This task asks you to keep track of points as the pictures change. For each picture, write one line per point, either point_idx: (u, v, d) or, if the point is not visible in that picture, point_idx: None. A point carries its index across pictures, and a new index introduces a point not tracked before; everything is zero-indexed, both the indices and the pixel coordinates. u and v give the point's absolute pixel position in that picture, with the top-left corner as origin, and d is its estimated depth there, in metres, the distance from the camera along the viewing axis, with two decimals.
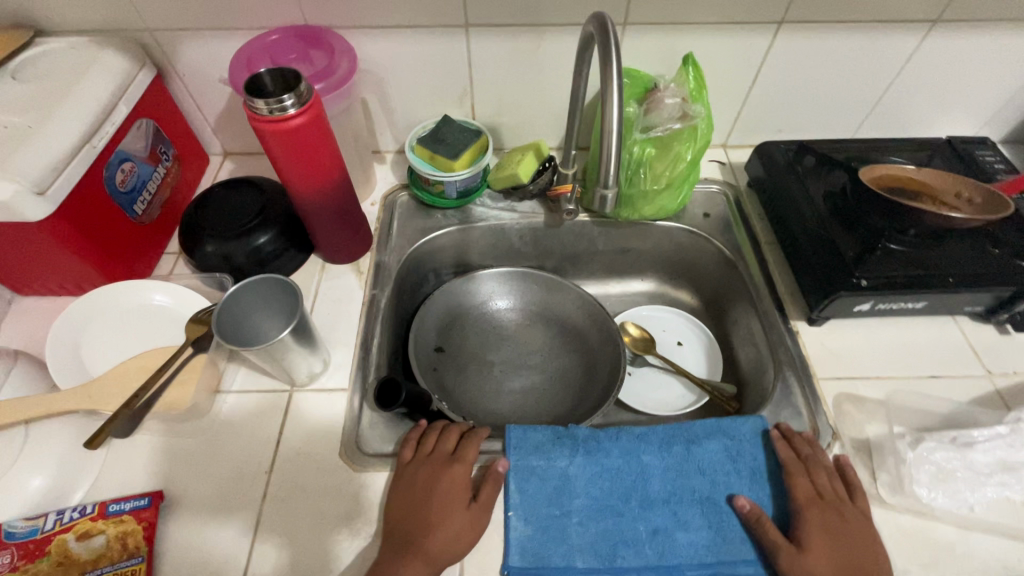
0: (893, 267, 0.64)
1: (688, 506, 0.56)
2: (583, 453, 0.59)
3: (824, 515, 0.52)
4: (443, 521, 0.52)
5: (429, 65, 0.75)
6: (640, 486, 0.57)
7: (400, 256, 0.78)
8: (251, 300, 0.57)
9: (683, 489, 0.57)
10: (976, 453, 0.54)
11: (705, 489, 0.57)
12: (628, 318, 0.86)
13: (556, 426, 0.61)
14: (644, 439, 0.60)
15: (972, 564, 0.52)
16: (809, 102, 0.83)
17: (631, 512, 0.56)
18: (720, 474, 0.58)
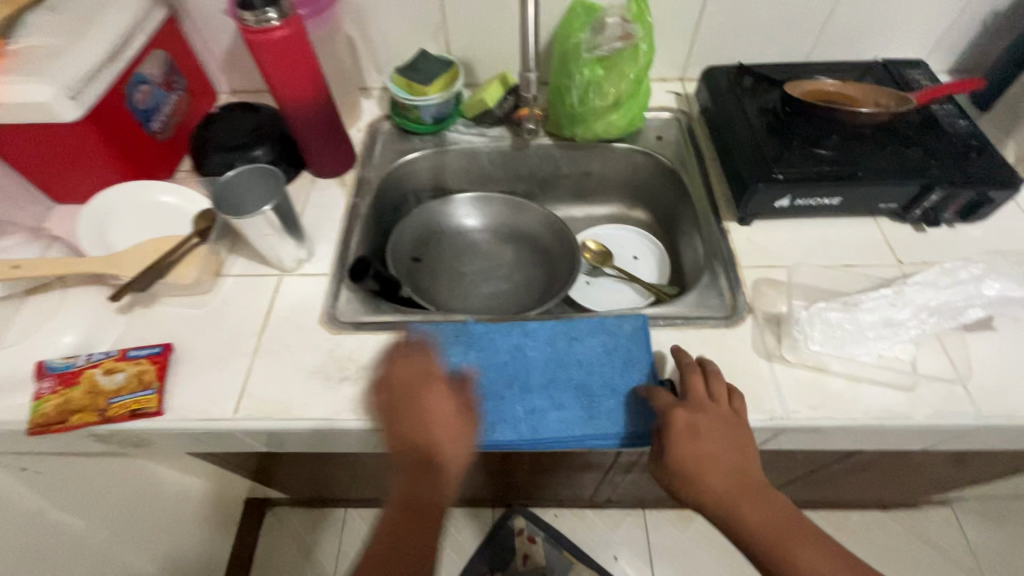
0: (809, 164, 0.71)
1: (563, 392, 0.64)
2: (475, 347, 0.67)
3: (711, 431, 0.56)
4: (455, 437, 0.58)
5: (405, 0, 0.85)
6: (523, 375, 0.66)
7: (381, 172, 0.88)
8: (247, 180, 0.68)
9: (561, 377, 0.65)
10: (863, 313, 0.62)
11: (580, 378, 0.65)
12: (589, 235, 0.95)
13: (457, 324, 0.69)
14: (531, 336, 0.68)
15: (856, 408, 0.60)
16: (755, 33, 0.90)
17: (513, 396, 0.64)
18: (597, 366, 0.66)
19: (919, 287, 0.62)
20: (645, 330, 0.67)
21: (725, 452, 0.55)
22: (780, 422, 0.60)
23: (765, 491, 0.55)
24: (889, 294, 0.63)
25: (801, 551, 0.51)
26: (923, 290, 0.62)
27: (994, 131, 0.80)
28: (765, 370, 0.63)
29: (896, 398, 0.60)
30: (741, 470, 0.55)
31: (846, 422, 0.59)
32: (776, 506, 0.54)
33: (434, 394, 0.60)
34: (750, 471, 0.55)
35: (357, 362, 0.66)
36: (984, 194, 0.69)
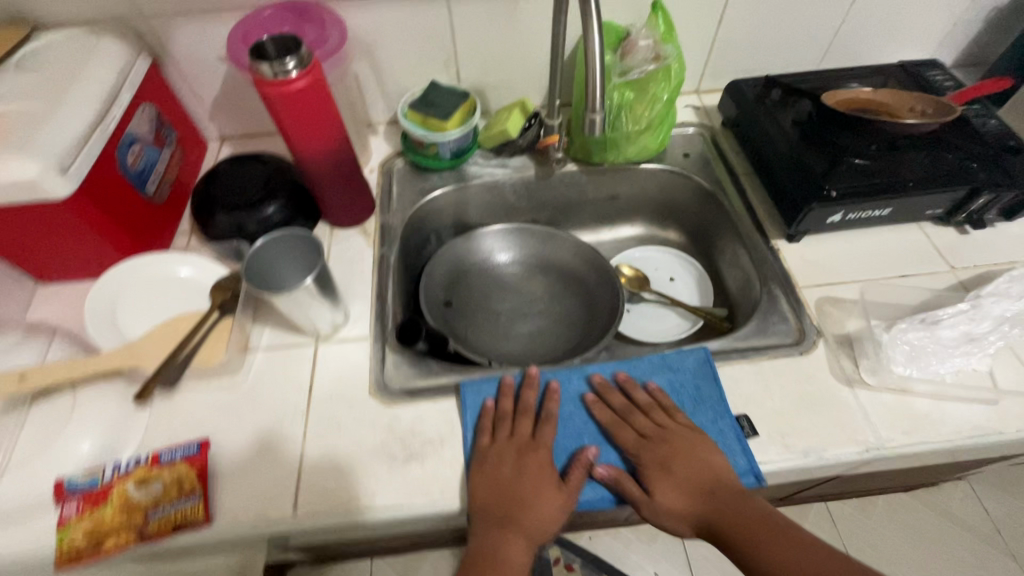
0: (860, 177, 0.70)
1: None
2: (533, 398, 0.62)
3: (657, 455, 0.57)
4: (544, 494, 0.55)
5: (414, 32, 0.79)
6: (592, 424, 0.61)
7: (403, 216, 0.82)
8: (283, 250, 0.62)
9: None
10: (942, 329, 0.61)
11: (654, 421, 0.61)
12: (622, 260, 0.93)
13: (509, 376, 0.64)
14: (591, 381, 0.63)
15: (946, 428, 0.59)
16: (771, 42, 0.88)
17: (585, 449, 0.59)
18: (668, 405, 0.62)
19: (991, 297, 0.62)
20: (711, 364, 0.63)
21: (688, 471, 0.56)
22: (875, 451, 0.58)
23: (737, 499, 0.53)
24: (966, 310, 0.61)
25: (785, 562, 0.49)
26: (996, 300, 0.62)
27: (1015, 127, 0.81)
28: (848, 397, 0.62)
29: (985, 414, 0.59)
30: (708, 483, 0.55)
31: (940, 444, 0.58)
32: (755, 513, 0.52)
33: (523, 449, 0.57)
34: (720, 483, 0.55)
35: (422, 434, 0.60)
36: None
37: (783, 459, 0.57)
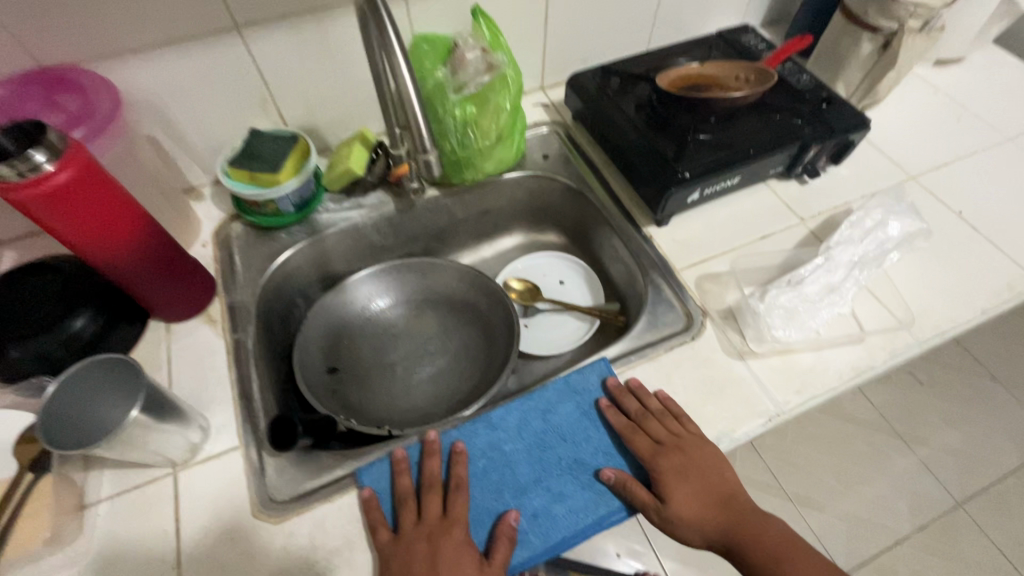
0: (706, 153, 0.72)
1: (559, 477, 0.56)
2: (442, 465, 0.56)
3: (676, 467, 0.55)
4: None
5: (211, 79, 0.68)
6: (509, 476, 0.56)
7: (254, 289, 0.71)
8: (102, 381, 0.50)
9: (550, 461, 0.57)
10: (806, 287, 0.65)
11: (571, 453, 0.57)
12: (509, 275, 0.89)
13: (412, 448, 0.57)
14: (499, 428, 0.59)
15: (829, 377, 0.62)
16: (599, 29, 0.88)
17: (507, 505, 0.54)
18: (583, 432, 0.59)
19: (838, 248, 0.66)
20: (613, 375, 0.62)
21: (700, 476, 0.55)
22: (777, 419, 0.60)
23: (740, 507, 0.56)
24: (820, 265, 0.65)
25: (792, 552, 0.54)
26: (844, 247, 0.66)
27: (824, 76, 0.88)
28: (743, 371, 0.63)
29: (857, 354, 0.64)
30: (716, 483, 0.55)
31: (827, 393, 0.62)
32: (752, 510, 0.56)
33: (435, 532, 0.51)
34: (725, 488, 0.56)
35: (325, 545, 0.53)
36: (847, 138, 0.76)
37: None
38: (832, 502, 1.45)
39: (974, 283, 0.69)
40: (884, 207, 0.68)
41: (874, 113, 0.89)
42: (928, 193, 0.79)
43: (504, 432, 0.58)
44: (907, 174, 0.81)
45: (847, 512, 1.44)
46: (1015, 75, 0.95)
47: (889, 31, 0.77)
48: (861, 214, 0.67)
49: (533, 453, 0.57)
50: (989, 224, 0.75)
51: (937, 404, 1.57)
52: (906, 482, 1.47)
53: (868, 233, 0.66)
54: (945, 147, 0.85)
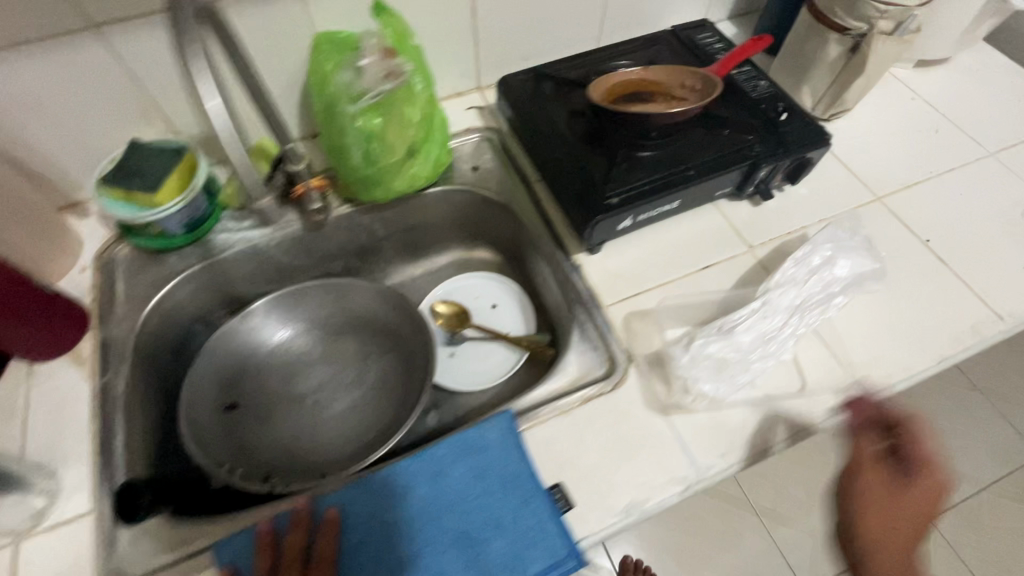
0: (640, 175, 0.63)
1: (441, 551, 0.50)
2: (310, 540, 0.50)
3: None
4: None
5: (73, 86, 0.59)
6: (385, 551, 0.50)
7: (133, 323, 0.64)
8: None
9: (433, 532, 0.51)
10: (738, 335, 0.57)
11: (458, 524, 0.51)
12: (437, 297, 0.82)
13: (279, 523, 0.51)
14: (379, 493, 0.52)
15: (760, 435, 0.56)
16: (539, 23, 0.79)
17: None
18: (473, 497, 0.52)
19: (773, 295, 0.58)
20: (513, 427, 0.55)
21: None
22: (695, 486, 0.53)
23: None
24: (755, 311, 0.58)
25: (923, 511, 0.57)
26: (781, 291, 0.58)
27: (789, 79, 0.79)
28: (665, 428, 0.56)
29: (793, 409, 0.57)
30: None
31: (758, 456, 0.55)
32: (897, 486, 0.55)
33: None
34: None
35: None
36: (805, 156, 0.67)
37: (604, 524, 0.52)
38: (799, 516, 1.38)
39: (933, 326, 0.62)
40: (834, 241, 0.60)
41: (844, 122, 0.80)
42: (894, 217, 0.71)
43: (386, 497, 0.52)
44: (872, 195, 0.73)
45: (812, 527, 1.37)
46: (1008, 79, 0.85)
47: (857, 33, 0.68)
48: (807, 249, 0.60)
49: (417, 524, 0.51)
50: (959, 255, 0.67)
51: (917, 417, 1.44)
52: None
53: (815, 274, 0.59)
54: (920, 163, 0.76)
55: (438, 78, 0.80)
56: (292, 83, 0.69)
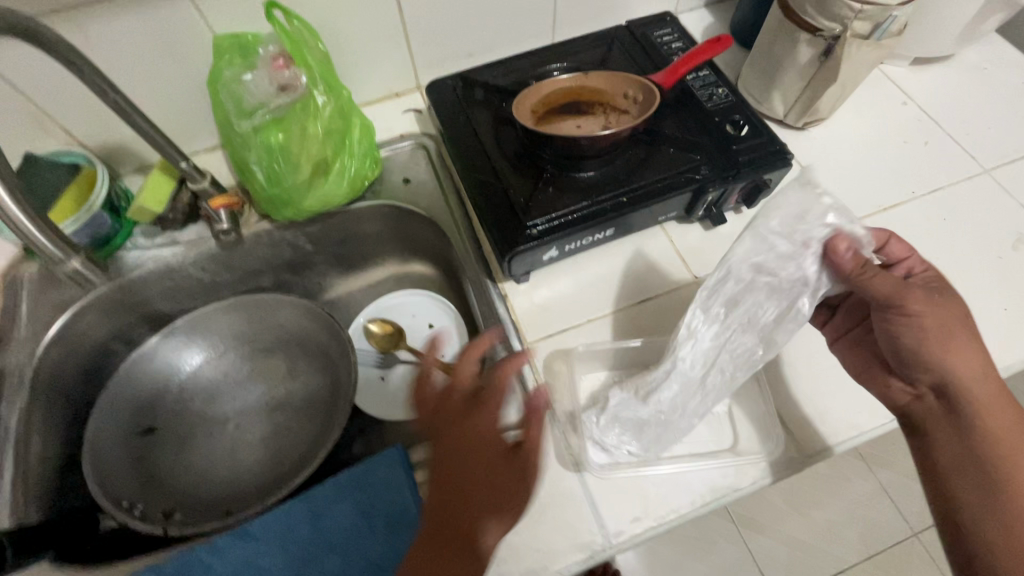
0: (566, 201, 0.57)
1: None
2: None
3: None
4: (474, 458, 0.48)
5: None
6: None
7: (34, 349, 0.62)
8: None
9: None
10: (658, 396, 0.49)
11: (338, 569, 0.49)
12: (369, 314, 0.76)
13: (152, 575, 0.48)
14: (258, 540, 0.50)
15: (680, 499, 0.50)
16: (480, 18, 0.71)
17: None
18: (356, 541, 0.50)
19: (698, 363, 0.48)
20: (404, 465, 0.53)
21: (998, 501, 0.42)
22: (601, 554, 0.49)
23: (992, 434, 0.43)
24: (676, 378, 0.49)
25: (994, 401, 0.44)
26: (701, 344, 0.47)
27: (759, 82, 0.70)
28: (576, 486, 0.51)
29: (719, 470, 0.51)
30: (1002, 486, 0.42)
31: (674, 521, 0.50)
32: (977, 408, 0.44)
33: None
34: (1004, 451, 0.43)
35: None
36: (760, 179, 0.60)
37: None
38: (775, 523, 1.28)
39: None
40: (764, 256, 0.43)
41: (820, 132, 0.72)
42: None
43: (265, 544, 0.50)
44: None
45: (789, 536, 1.27)
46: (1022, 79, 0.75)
47: (830, 35, 0.58)
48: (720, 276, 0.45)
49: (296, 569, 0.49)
50: None
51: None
52: (856, 506, 1.30)
53: (746, 302, 0.45)
54: (902, 181, 0.68)
55: (369, 80, 0.73)
56: (197, 90, 0.63)
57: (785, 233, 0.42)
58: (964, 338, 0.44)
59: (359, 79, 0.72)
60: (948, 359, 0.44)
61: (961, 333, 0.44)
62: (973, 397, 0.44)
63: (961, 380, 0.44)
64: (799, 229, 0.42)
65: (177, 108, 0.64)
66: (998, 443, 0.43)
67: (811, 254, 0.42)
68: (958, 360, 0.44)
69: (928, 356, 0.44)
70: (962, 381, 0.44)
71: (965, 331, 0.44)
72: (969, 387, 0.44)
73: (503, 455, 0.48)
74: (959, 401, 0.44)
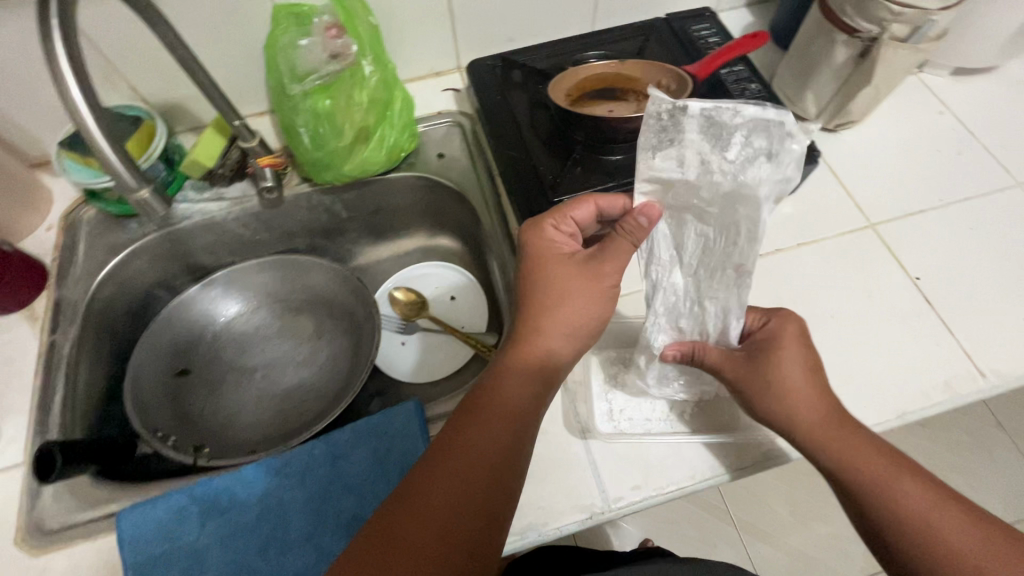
0: (593, 181, 0.59)
1: (331, 534, 0.50)
2: (214, 516, 0.51)
3: (923, 482, 0.43)
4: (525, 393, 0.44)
5: (31, 48, 0.60)
6: (279, 529, 0.51)
7: (87, 286, 0.67)
8: None
9: (327, 515, 0.51)
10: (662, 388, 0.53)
11: (352, 507, 0.52)
12: (396, 282, 0.79)
13: (180, 496, 0.52)
14: (282, 474, 0.53)
15: (679, 472, 0.52)
16: (523, 3, 0.73)
17: (269, 564, 0.49)
18: (370, 485, 0.53)
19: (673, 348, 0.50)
20: (420, 419, 0.56)
21: (888, 513, 0.42)
22: (600, 516, 0.51)
23: (841, 459, 0.44)
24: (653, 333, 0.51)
25: (832, 429, 0.45)
26: (674, 288, 0.48)
27: (792, 82, 0.71)
28: (581, 452, 0.53)
29: (721, 450, 0.53)
30: (882, 505, 0.43)
31: (672, 494, 0.52)
32: (817, 439, 0.45)
33: None
34: (863, 468, 0.44)
35: None
36: None
37: None
38: (782, 534, 1.21)
39: (901, 377, 0.56)
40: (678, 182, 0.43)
41: (852, 135, 0.72)
42: (884, 248, 0.64)
43: (287, 478, 0.53)
44: (864, 221, 0.66)
45: (795, 548, 1.20)
46: None
47: (868, 37, 0.59)
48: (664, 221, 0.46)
49: (314, 503, 0.52)
50: (948, 300, 0.60)
51: (926, 447, 1.21)
52: None
53: (689, 238, 0.46)
54: (930, 189, 0.68)
55: (413, 57, 0.76)
56: (253, 57, 0.67)
57: (677, 155, 0.42)
58: (785, 386, 0.46)
59: (403, 56, 0.76)
60: (773, 402, 0.46)
61: (777, 383, 0.46)
62: (809, 435, 0.45)
63: (788, 422, 0.46)
64: (683, 143, 0.41)
65: (233, 71, 0.68)
66: (852, 466, 0.44)
67: (720, 165, 0.41)
68: (777, 404, 0.46)
69: (759, 408, 0.46)
70: (795, 423, 0.45)
71: (789, 375, 0.46)
72: (802, 428, 0.45)
73: (596, 299, 0.47)
74: (798, 440, 0.46)
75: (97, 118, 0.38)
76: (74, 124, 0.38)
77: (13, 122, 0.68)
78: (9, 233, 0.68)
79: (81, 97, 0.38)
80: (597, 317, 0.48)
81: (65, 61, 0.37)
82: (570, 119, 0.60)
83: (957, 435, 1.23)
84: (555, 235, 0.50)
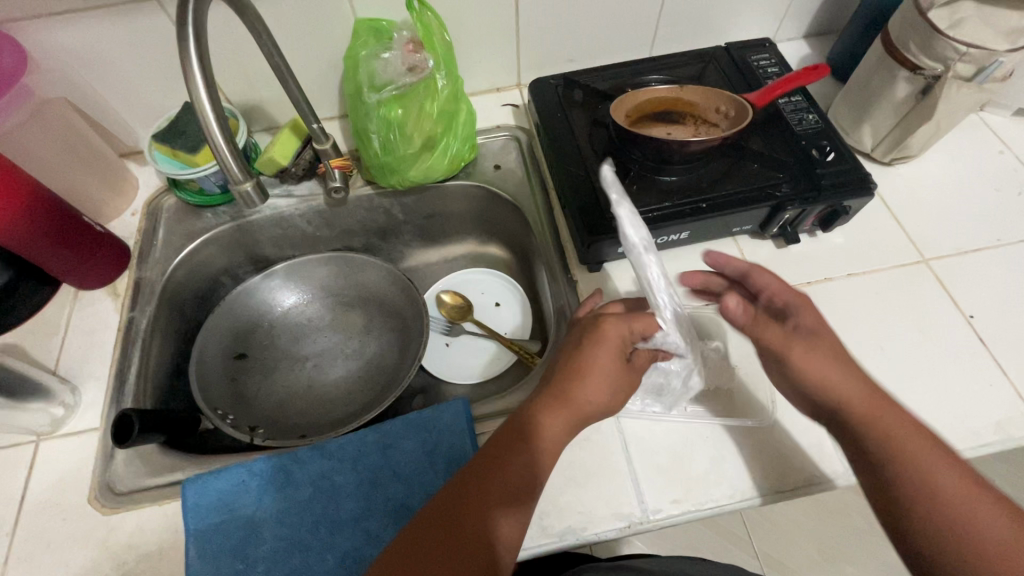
0: (649, 199, 0.61)
1: (380, 519, 0.53)
2: (272, 493, 0.54)
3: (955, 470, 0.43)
4: (559, 434, 0.47)
5: (138, 47, 0.66)
6: (330, 510, 0.54)
7: (163, 268, 0.72)
8: None
9: (376, 500, 0.54)
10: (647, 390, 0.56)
11: (400, 495, 0.54)
12: (445, 285, 0.83)
13: (239, 470, 0.55)
14: (335, 457, 0.56)
15: (719, 490, 0.53)
16: (586, 26, 0.76)
17: (319, 542, 0.52)
18: (417, 476, 0.55)
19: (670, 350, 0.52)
20: (468, 416, 0.58)
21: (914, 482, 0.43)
22: (638, 526, 0.52)
23: (901, 454, 0.44)
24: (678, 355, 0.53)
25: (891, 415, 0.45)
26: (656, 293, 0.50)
27: (849, 114, 0.71)
28: (622, 461, 0.55)
29: (763, 471, 0.54)
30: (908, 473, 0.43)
31: (713, 510, 0.52)
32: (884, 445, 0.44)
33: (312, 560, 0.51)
34: (927, 476, 0.43)
35: (141, 547, 0.53)
36: (840, 202, 0.61)
37: (538, 542, 0.51)
38: (804, 571, 1.18)
39: (952, 415, 0.55)
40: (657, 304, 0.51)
41: (905, 169, 0.73)
42: (938, 285, 0.63)
43: (338, 462, 0.56)
44: (917, 256, 0.66)
45: None
46: None
47: (930, 74, 0.60)
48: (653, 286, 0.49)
49: (363, 488, 0.55)
50: (1004, 340, 0.59)
51: None
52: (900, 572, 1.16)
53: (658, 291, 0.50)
54: (988, 227, 0.67)
55: (477, 72, 0.80)
56: (333, 65, 0.72)
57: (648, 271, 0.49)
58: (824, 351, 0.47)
59: (469, 71, 0.79)
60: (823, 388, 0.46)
61: (829, 361, 0.47)
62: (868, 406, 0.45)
63: (841, 395, 0.46)
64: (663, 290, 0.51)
65: (313, 78, 0.73)
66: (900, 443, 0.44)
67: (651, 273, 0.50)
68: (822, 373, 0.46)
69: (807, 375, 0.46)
70: (845, 395, 0.46)
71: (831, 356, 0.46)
72: (854, 404, 0.46)
73: (621, 397, 0.50)
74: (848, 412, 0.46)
75: (219, 122, 0.42)
76: (201, 129, 0.42)
77: (113, 114, 0.74)
78: (98, 214, 0.74)
79: (210, 105, 0.42)
80: (618, 395, 0.49)
81: (198, 69, 0.42)
82: (631, 139, 0.62)
83: (995, 483, 1.18)
84: (613, 323, 0.50)
